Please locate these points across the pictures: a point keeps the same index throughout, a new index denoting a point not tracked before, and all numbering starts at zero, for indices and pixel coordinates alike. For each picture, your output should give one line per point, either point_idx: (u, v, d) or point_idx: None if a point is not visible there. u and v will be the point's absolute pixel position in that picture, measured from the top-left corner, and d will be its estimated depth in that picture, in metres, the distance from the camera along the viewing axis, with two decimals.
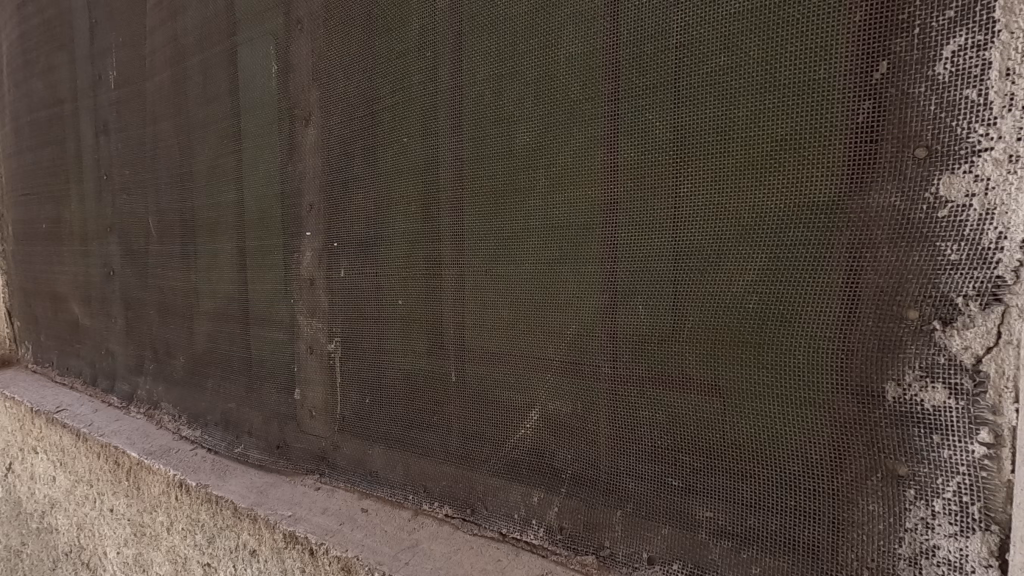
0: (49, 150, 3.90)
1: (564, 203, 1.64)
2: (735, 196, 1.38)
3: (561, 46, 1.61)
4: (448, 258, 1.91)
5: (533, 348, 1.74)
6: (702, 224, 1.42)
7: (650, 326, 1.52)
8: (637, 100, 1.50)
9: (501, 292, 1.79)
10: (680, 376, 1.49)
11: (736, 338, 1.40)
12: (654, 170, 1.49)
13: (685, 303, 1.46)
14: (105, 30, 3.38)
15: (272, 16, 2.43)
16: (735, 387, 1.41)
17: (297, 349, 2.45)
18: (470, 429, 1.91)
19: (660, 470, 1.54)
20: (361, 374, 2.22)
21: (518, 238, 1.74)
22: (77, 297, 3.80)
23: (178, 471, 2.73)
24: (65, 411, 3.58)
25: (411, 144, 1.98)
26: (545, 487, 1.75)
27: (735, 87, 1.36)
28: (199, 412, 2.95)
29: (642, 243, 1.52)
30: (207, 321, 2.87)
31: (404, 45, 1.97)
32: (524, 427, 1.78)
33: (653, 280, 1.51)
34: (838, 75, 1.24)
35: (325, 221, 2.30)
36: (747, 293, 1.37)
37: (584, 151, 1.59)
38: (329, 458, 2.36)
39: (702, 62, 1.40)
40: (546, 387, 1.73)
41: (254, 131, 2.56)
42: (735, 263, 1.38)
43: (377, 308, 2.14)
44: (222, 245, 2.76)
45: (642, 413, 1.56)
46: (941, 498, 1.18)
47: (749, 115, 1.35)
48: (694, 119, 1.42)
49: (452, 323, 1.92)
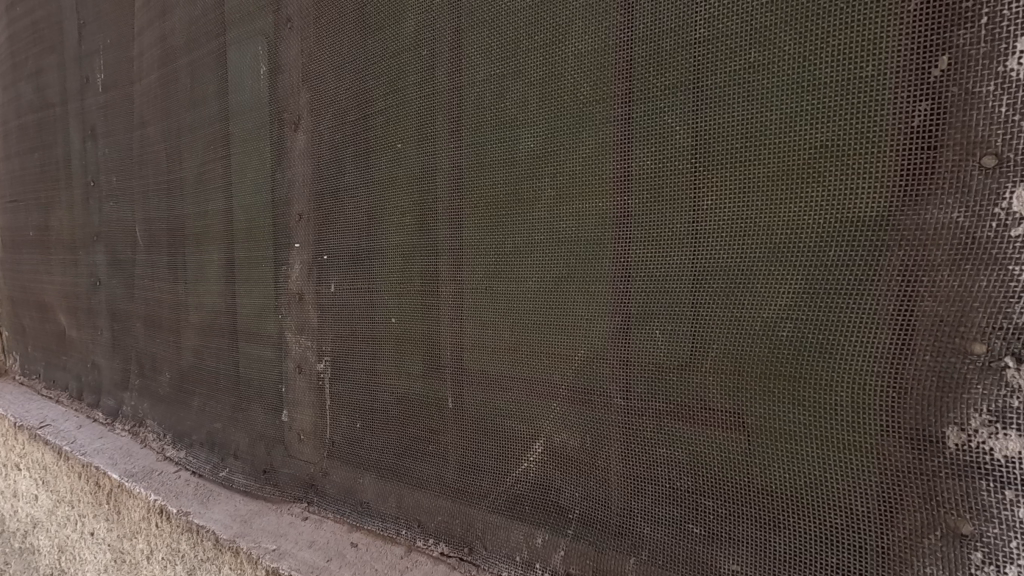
0: (35, 155, 3.78)
1: (572, 215, 1.49)
2: (766, 210, 1.22)
3: (569, 42, 1.46)
4: (446, 273, 1.75)
5: (539, 373, 1.58)
6: (727, 241, 1.27)
7: (668, 353, 1.37)
8: (653, 103, 1.35)
9: (504, 311, 1.63)
10: (702, 409, 1.33)
11: (766, 369, 1.24)
12: (672, 181, 1.34)
13: (708, 329, 1.31)
14: (94, 31, 3.25)
15: (261, 14, 2.30)
16: (766, 425, 1.25)
17: (285, 367, 2.29)
18: (469, 460, 1.75)
19: (679, 515, 1.37)
20: (352, 397, 2.06)
21: (521, 253, 1.59)
22: (65, 307, 3.66)
23: (159, 496, 2.60)
24: (48, 427, 3.46)
25: (406, 150, 1.83)
26: (550, 527, 1.58)
27: (767, 86, 1.21)
28: (183, 432, 2.79)
29: (660, 261, 1.36)
30: (194, 335, 2.72)
31: (399, 43, 1.82)
32: (528, 460, 1.62)
33: (670, 303, 1.35)
34: (890, 72, 1.09)
35: (315, 231, 2.15)
36: (780, 319, 1.21)
37: (595, 158, 1.44)
38: (318, 485, 2.20)
39: (728, 59, 1.25)
40: (553, 417, 1.57)
41: (242, 135, 2.42)
42: (767, 285, 1.23)
43: (370, 325, 1.98)
44: (209, 256, 2.61)
45: (657, 449, 1.40)
46: (1016, 565, 1.02)
47: (783, 118, 1.19)
48: (719, 123, 1.27)
49: (450, 344, 1.76)
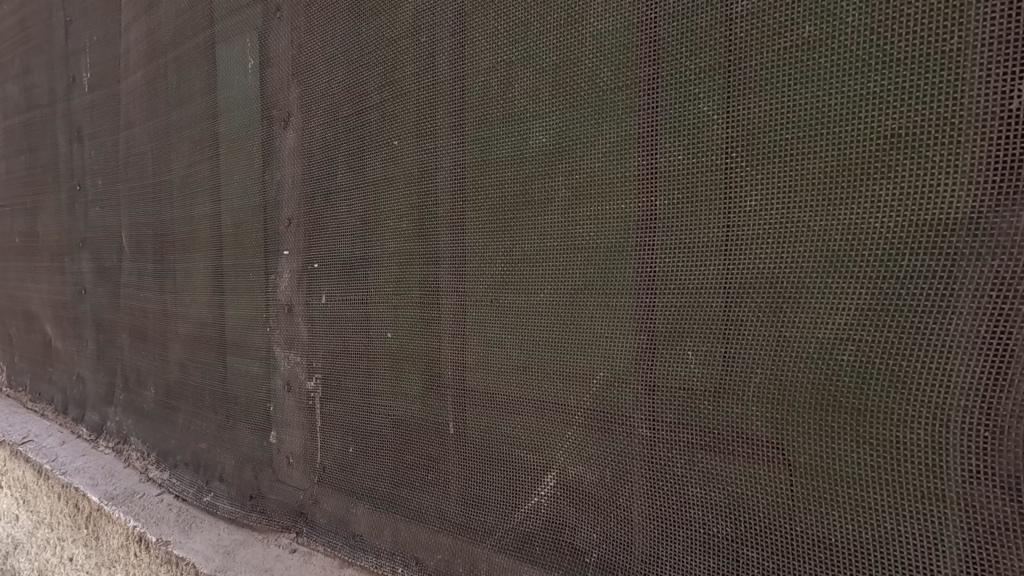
0: (22, 158, 3.62)
1: (590, 219, 1.31)
2: (823, 212, 1.04)
3: (587, 23, 1.29)
4: (447, 283, 1.57)
5: (552, 397, 1.39)
6: (774, 248, 1.09)
7: (702, 379, 1.18)
8: (685, 88, 1.17)
9: (511, 327, 1.45)
10: (744, 444, 1.14)
11: (822, 398, 1.06)
12: (707, 178, 1.16)
13: (750, 352, 1.12)
14: (81, 28, 3.11)
15: (250, 4, 2.14)
16: (822, 464, 1.07)
17: (273, 384, 2.11)
18: (472, 493, 1.56)
19: (717, 567, 1.19)
20: (344, 418, 1.88)
21: (531, 262, 1.41)
22: (49, 316, 3.49)
23: (139, 523, 2.45)
24: (30, 443, 3.33)
25: (404, 147, 1.66)
26: (564, 573, 1.40)
27: (825, 65, 1.03)
28: (167, 451, 2.62)
29: (693, 273, 1.18)
30: (180, 348, 2.54)
31: (395, 30, 1.66)
32: (539, 495, 1.44)
33: (705, 320, 1.17)
34: (980, 45, 0.92)
35: (306, 237, 1.97)
36: (840, 341, 1.03)
37: (617, 153, 1.27)
38: (308, 514, 2.01)
39: (776, 35, 1.07)
40: (568, 447, 1.38)
41: (229, 134, 2.25)
42: (824, 301, 1.04)
43: (363, 340, 1.80)
44: (196, 263, 2.44)
45: (689, 490, 1.22)
46: None
47: (843, 104, 1.02)
48: (764, 111, 1.09)
49: (451, 363, 1.58)
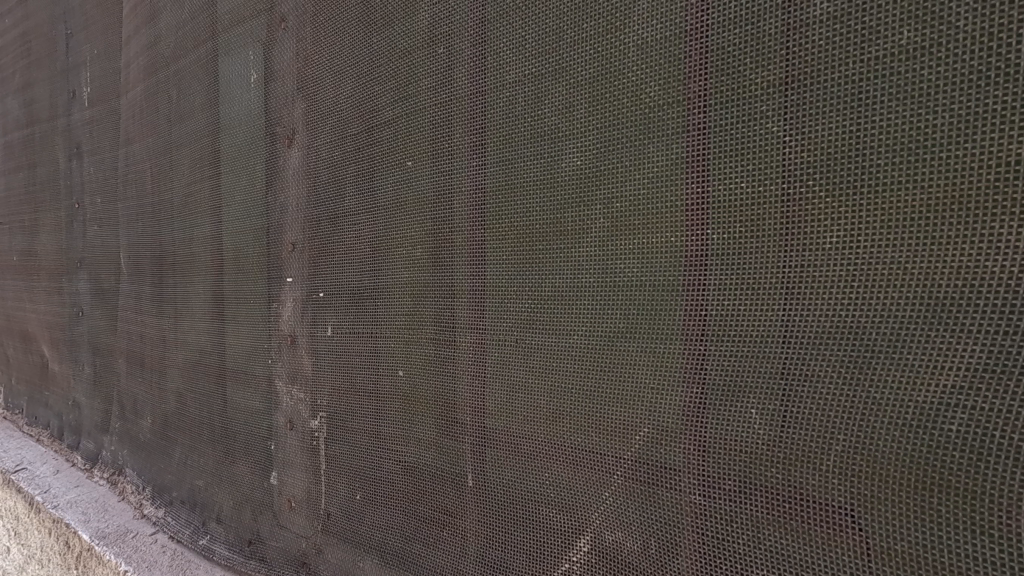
0: (21, 174, 3.51)
1: (633, 254, 1.15)
2: (921, 253, 0.88)
3: (630, 30, 1.14)
4: (466, 321, 1.41)
5: (586, 453, 1.22)
6: (859, 292, 0.93)
7: (769, 443, 1.01)
8: (746, 103, 1.02)
9: (538, 372, 1.29)
10: (821, 522, 0.97)
11: (920, 472, 0.89)
12: (773, 208, 1.00)
13: (829, 413, 0.95)
14: (82, 41, 3.00)
15: (252, 14, 2.01)
16: (923, 551, 0.90)
17: (274, 421, 1.95)
18: (493, 555, 1.39)
19: None
20: (350, 462, 1.71)
21: (562, 300, 1.24)
22: (47, 338, 3.35)
23: (131, 567, 2.29)
24: (23, 472, 3.18)
25: (418, 169, 1.50)
26: None
27: (922, 80, 0.88)
28: (163, 487, 2.46)
29: (756, 318, 1.01)
30: (178, 378, 2.39)
31: (410, 42, 1.51)
32: (570, 561, 1.26)
33: (773, 375, 1.00)
34: None
35: (311, 263, 1.82)
36: (944, 408, 0.86)
37: (665, 177, 1.11)
38: (311, 564, 1.84)
39: (862, 42, 0.92)
40: (604, 511, 1.21)
41: (231, 152, 2.11)
42: (925, 357, 0.87)
43: (372, 378, 1.64)
44: (195, 287, 2.29)
45: (753, 571, 1.04)
46: None
47: (949, 124, 0.86)
48: (845, 131, 0.93)
49: (470, 409, 1.41)
